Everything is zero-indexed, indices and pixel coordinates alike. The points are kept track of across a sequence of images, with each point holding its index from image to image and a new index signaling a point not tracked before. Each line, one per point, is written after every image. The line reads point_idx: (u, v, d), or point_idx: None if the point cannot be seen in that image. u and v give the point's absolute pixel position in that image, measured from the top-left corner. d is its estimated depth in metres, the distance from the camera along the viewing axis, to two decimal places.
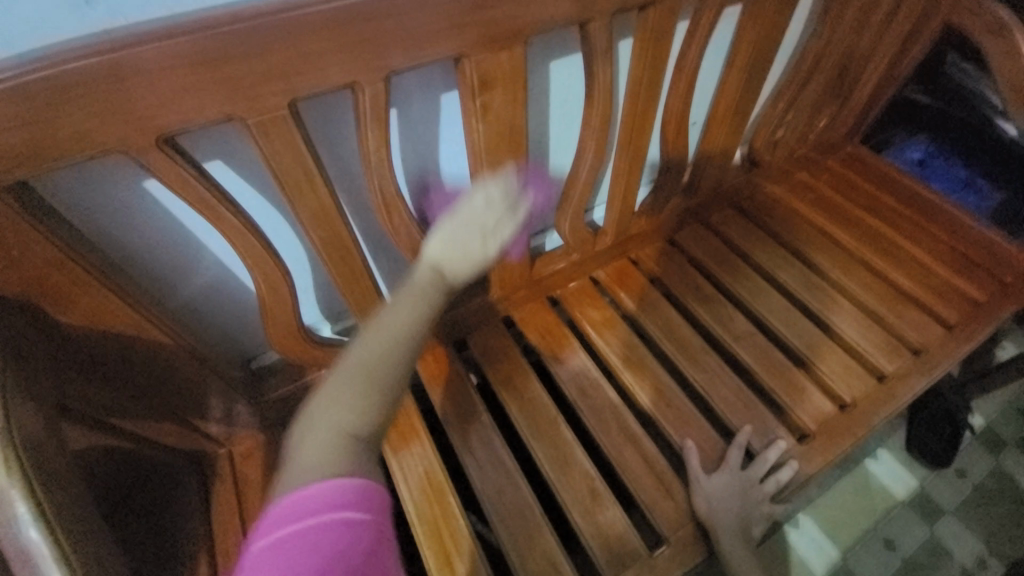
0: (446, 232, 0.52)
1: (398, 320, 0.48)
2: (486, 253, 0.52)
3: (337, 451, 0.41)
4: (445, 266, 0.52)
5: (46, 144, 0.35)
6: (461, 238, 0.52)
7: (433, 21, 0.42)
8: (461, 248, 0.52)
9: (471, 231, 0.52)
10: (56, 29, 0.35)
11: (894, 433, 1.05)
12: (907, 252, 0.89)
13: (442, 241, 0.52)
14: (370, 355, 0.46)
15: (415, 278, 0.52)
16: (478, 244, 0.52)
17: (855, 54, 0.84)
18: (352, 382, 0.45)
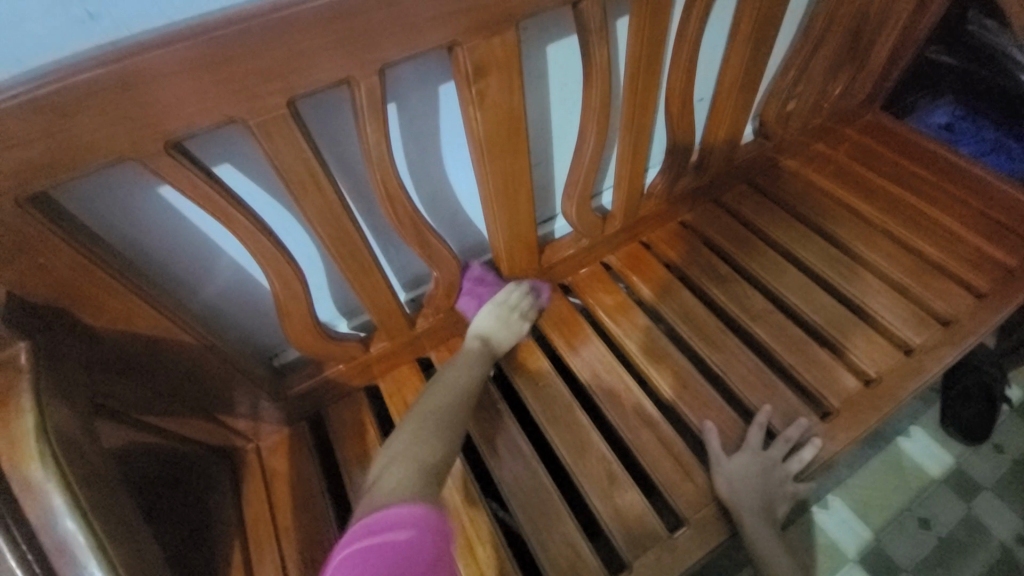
0: (491, 314, 0.73)
1: (458, 378, 0.68)
2: (522, 331, 0.75)
3: (416, 475, 0.55)
4: (491, 337, 0.73)
5: (63, 154, 0.37)
6: (503, 322, 0.73)
7: (423, 11, 0.43)
8: (504, 326, 0.73)
9: (511, 312, 0.74)
10: (66, 44, 0.37)
11: (927, 409, 1.02)
12: (933, 221, 0.86)
13: (488, 320, 0.73)
14: (437, 406, 0.64)
15: (467, 347, 0.72)
16: (516, 323, 0.74)
17: (868, 17, 0.81)
18: (426, 424, 0.61)
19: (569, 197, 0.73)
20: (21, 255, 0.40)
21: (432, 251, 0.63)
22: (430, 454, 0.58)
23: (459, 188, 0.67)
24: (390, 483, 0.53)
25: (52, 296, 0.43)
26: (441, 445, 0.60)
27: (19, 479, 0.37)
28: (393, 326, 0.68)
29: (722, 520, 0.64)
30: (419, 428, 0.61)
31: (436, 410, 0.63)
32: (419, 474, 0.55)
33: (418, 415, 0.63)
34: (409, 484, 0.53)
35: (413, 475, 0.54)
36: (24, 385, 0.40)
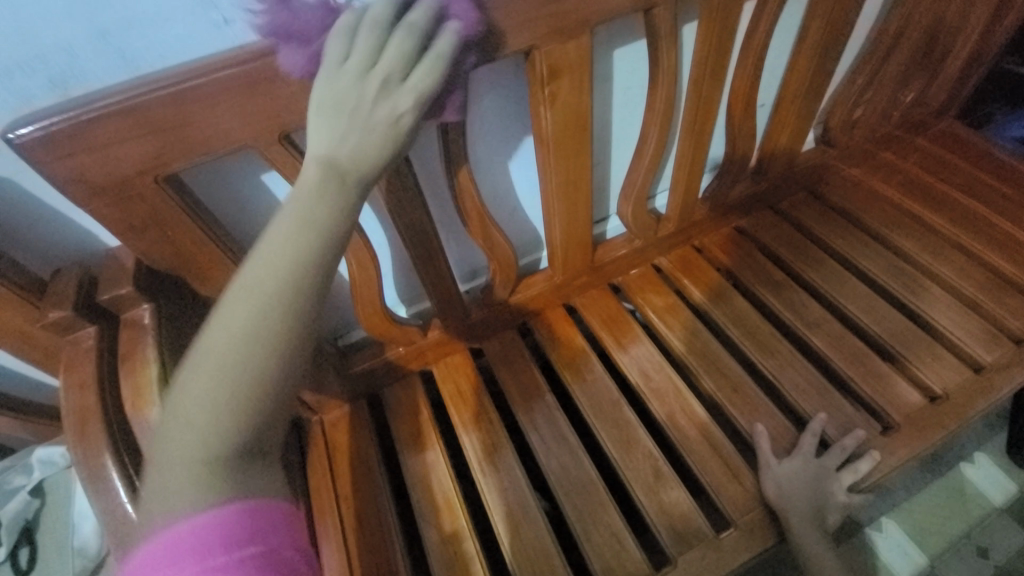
0: (320, 108, 0.38)
1: (267, 269, 0.34)
2: (390, 116, 0.37)
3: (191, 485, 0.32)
4: (339, 155, 0.37)
5: (199, 141, 0.42)
6: (347, 120, 0.37)
7: (507, 18, 0.46)
8: (355, 123, 0.37)
9: (354, 82, 0.37)
10: (196, 44, 0.42)
11: (993, 436, 0.96)
12: (1011, 236, 0.81)
13: (321, 123, 0.37)
14: (233, 324, 0.33)
15: (300, 184, 0.36)
16: (368, 100, 0.37)
17: (945, 22, 0.78)
18: (211, 367, 0.33)
19: (625, 198, 0.75)
20: (154, 229, 0.46)
21: (493, 243, 0.67)
22: (223, 431, 0.33)
23: (520, 186, 0.70)
24: (159, 497, 0.32)
25: (175, 267, 0.49)
26: (242, 405, 0.33)
27: (140, 422, 0.43)
28: (450, 313, 0.73)
29: (770, 526, 0.64)
30: (198, 369, 0.33)
31: (236, 337, 0.33)
32: (206, 473, 0.32)
33: (205, 344, 0.33)
34: (193, 492, 0.32)
35: (190, 475, 0.32)
36: (148, 339, 0.45)
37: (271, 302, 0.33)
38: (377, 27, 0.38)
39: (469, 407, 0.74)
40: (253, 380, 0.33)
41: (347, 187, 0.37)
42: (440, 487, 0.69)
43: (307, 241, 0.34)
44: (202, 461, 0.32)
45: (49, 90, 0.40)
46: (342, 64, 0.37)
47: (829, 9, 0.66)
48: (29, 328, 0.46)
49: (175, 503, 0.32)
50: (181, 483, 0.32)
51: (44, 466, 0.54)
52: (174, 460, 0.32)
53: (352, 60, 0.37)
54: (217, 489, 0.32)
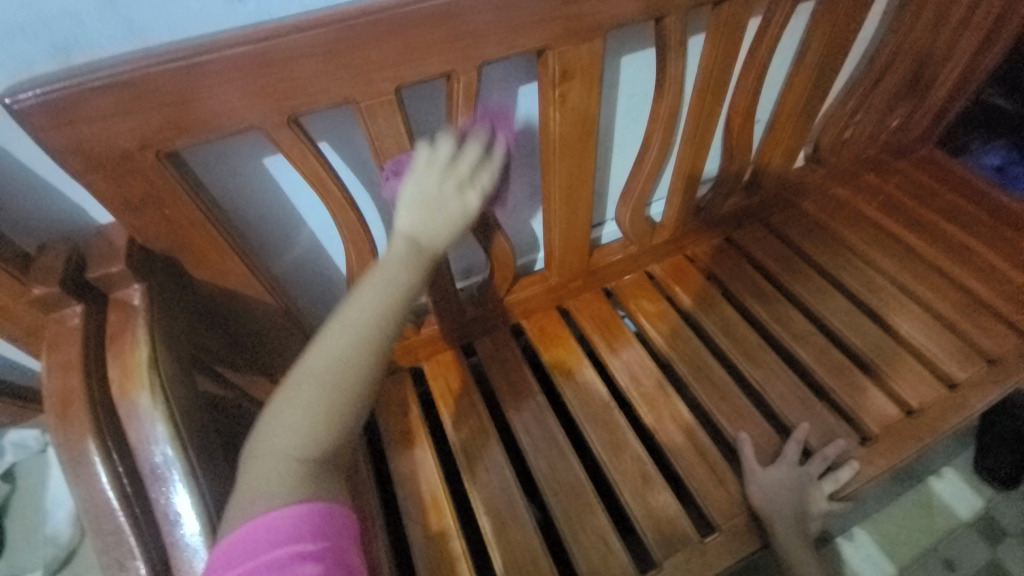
0: (410, 197, 0.50)
1: (361, 309, 0.45)
2: (465, 208, 0.51)
3: (289, 483, 0.40)
4: (420, 236, 0.50)
5: (206, 119, 0.41)
6: (433, 205, 0.50)
7: (524, 15, 0.46)
8: (439, 216, 0.50)
9: (439, 184, 0.50)
10: (208, 21, 0.41)
11: (961, 452, 1.00)
12: (985, 259, 0.85)
13: (410, 207, 0.50)
14: (330, 356, 0.44)
15: (388, 253, 0.49)
16: (453, 197, 0.51)
17: (932, 53, 0.82)
18: (307, 393, 0.43)
19: (624, 204, 0.76)
20: (150, 207, 0.44)
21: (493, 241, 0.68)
22: (313, 440, 0.42)
23: (522, 186, 0.71)
24: (249, 490, 0.40)
25: (170, 247, 0.48)
26: (326, 422, 0.43)
27: (127, 405, 0.41)
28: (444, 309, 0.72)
29: (752, 531, 0.65)
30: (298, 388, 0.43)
31: (327, 367, 0.43)
32: (294, 474, 0.41)
33: (303, 373, 0.43)
34: (279, 491, 0.40)
35: (282, 476, 0.41)
36: (138, 320, 0.43)
37: (363, 338, 0.45)
38: (442, 146, 0.51)
39: (459, 406, 0.74)
40: (342, 403, 0.43)
41: (421, 258, 0.49)
42: (427, 486, 0.68)
43: (400, 286, 0.48)
44: (294, 463, 0.41)
45: (50, 56, 0.38)
46: (428, 172, 0.50)
47: (829, 31, 0.69)
48: (14, 306, 0.43)
49: (269, 492, 0.40)
50: (271, 481, 0.40)
51: (18, 450, 0.52)
52: (280, 450, 0.41)
53: (436, 171, 0.50)
54: (294, 490, 0.40)
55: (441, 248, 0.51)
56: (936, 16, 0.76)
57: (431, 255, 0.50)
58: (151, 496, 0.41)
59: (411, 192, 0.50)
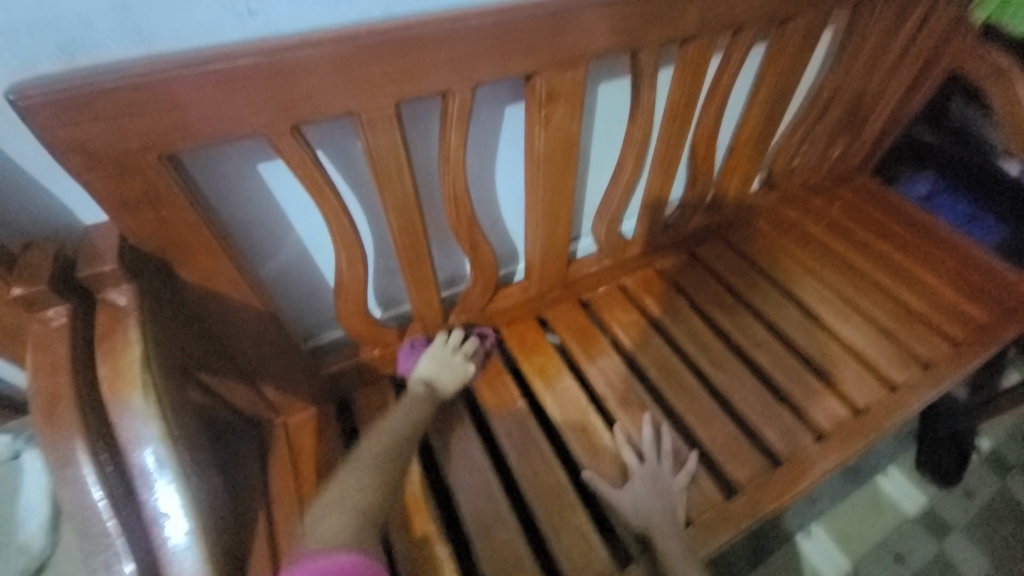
0: (429, 358, 0.74)
1: (399, 421, 0.67)
2: (465, 370, 0.75)
3: (351, 530, 0.53)
4: (434, 381, 0.73)
5: (211, 123, 0.43)
6: (446, 364, 0.74)
7: (516, 43, 0.51)
8: (447, 369, 0.74)
9: (450, 356, 0.75)
10: (218, 31, 0.43)
11: (905, 452, 1.08)
12: (915, 274, 0.96)
13: (428, 363, 0.73)
14: (381, 443, 0.64)
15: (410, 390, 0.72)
16: (459, 363, 0.75)
17: (867, 92, 0.93)
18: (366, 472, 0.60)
19: (600, 219, 0.81)
20: (148, 208, 0.45)
21: (480, 254, 0.71)
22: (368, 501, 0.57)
23: (505, 200, 0.74)
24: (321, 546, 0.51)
25: (162, 249, 0.48)
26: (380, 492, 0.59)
27: (118, 405, 0.41)
28: (429, 317, 0.74)
29: (670, 514, 0.68)
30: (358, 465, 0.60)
31: (382, 453, 0.63)
32: (355, 531, 0.53)
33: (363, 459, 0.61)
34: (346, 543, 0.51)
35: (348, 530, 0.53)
36: (131, 320, 0.43)
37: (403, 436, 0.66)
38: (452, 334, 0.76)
39: (443, 414, 0.75)
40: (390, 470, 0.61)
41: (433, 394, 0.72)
42: (412, 492, 0.69)
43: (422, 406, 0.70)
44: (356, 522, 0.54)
45: (56, 57, 0.39)
46: (444, 348, 0.75)
47: (779, 71, 0.77)
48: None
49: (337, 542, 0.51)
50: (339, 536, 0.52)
51: None
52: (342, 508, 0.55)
53: (449, 349, 0.75)
54: (354, 543, 0.51)
55: (445, 394, 0.74)
56: (870, 61, 0.87)
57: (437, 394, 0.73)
58: (142, 498, 0.40)
59: (431, 358, 0.74)
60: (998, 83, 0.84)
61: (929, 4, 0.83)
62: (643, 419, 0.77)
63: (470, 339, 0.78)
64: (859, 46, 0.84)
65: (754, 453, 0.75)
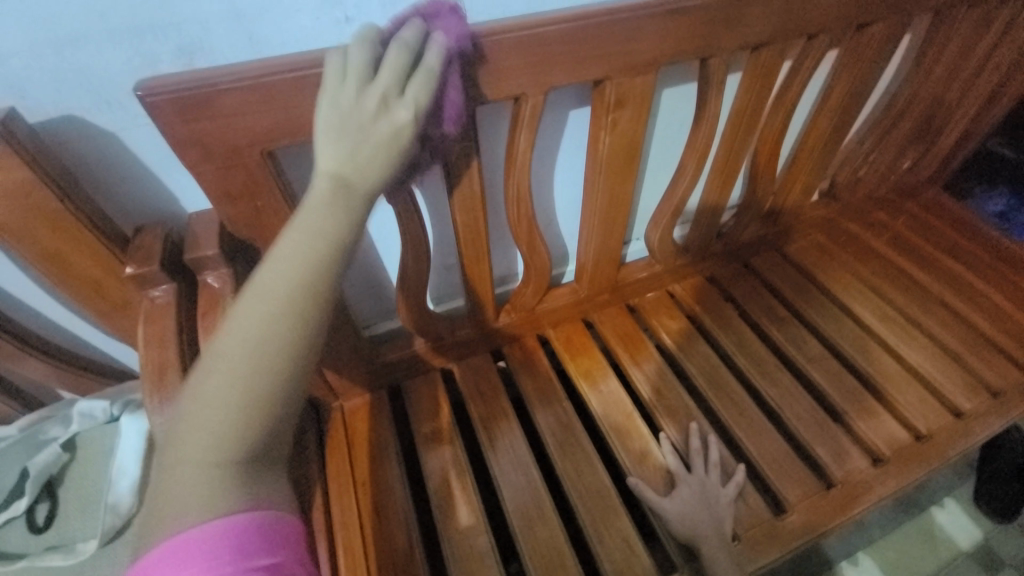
0: (335, 128, 0.40)
1: (265, 296, 0.36)
2: (394, 126, 0.40)
3: (203, 490, 0.34)
4: (348, 172, 0.40)
5: (306, 124, 0.46)
6: (354, 125, 0.40)
7: (589, 49, 0.52)
8: (362, 142, 0.40)
9: (365, 108, 0.40)
10: (317, 37, 0.46)
11: (962, 483, 1.03)
12: (990, 297, 0.90)
13: (336, 144, 0.40)
14: (249, 327, 0.36)
15: (311, 194, 0.39)
16: (379, 125, 0.40)
17: (944, 102, 0.88)
18: (233, 373, 0.35)
19: (654, 224, 0.81)
20: (246, 199, 0.49)
21: (535, 254, 0.72)
22: (232, 435, 0.35)
23: (561, 202, 0.75)
24: (163, 508, 0.34)
25: (253, 236, 0.52)
26: (252, 416, 0.36)
27: None
28: (480, 313, 0.77)
29: (716, 527, 0.67)
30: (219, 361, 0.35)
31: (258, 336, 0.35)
32: (212, 484, 0.35)
33: (224, 351, 0.36)
34: (194, 505, 0.34)
35: (197, 486, 0.34)
36: (227, 301, 0.48)
37: (282, 313, 0.36)
38: (363, 42, 0.41)
39: (489, 409, 0.77)
40: (256, 385, 0.35)
41: (354, 201, 0.40)
42: (458, 482, 0.71)
43: (303, 281, 0.37)
44: (208, 474, 0.35)
45: (176, 57, 0.43)
46: (351, 98, 0.40)
47: (852, 78, 0.75)
48: (107, 281, 0.49)
49: (190, 506, 0.34)
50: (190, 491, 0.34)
51: (83, 420, 0.56)
52: (195, 446, 0.35)
53: (357, 94, 0.40)
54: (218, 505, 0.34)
55: (376, 186, 0.41)
56: (950, 69, 0.83)
57: (365, 195, 0.40)
58: None
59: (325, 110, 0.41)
60: None
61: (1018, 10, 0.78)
62: (689, 427, 0.76)
63: (386, 57, 0.41)
64: (939, 53, 0.80)
65: (805, 472, 0.73)
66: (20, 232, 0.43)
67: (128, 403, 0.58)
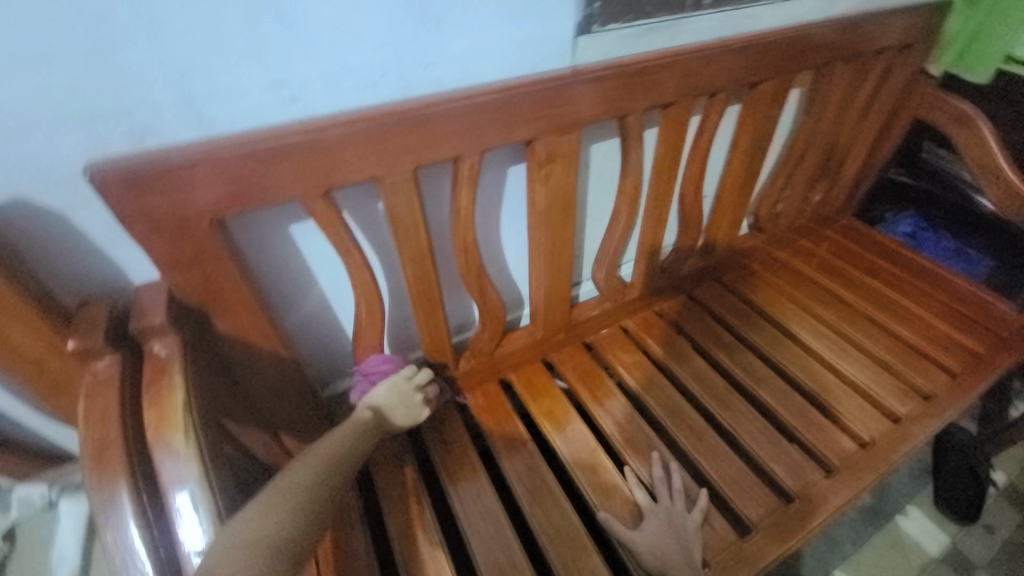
0: (388, 394, 0.69)
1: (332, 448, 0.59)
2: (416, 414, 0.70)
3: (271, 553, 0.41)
4: (384, 412, 0.68)
5: (254, 192, 0.49)
6: (398, 399, 0.69)
7: (516, 113, 0.58)
8: (399, 403, 0.69)
9: (412, 393, 0.70)
10: (264, 114, 0.50)
11: (921, 489, 1.07)
12: (908, 309, 0.99)
13: (384, 395, 0.68)
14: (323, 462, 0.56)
15: (354, 417, 0.65)
16: (416, 404, 0.70)
17: (838, 143, 1.01)
18: (288, 495, 0.48)
19: (599, 264, 0.86)
20: (195, 266, 0.50)
21: (488, 300, 0.76)
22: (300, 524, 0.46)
23: (510, 250, 0.80)
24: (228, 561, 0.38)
25: (203, 301, 0.53)
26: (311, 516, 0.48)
27: (161, 447, 0.44)
28: (440, 363, 0.78)
29: (686, 555, 0.68)
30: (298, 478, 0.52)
31: (307, 481, 0.52)
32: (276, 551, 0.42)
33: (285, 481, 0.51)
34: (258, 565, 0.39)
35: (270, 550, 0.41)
36: (174, 367, 0.48)
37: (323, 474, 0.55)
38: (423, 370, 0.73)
39: (455, 460, 0.77)
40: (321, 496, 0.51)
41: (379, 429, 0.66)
42: (426, 540, 0.69)
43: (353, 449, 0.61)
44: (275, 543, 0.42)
45: (125, 137, 0.45)
46: (407, 382, 0.70)
47: (754, 126, 0.85)
48: (47, 357, 0.48)
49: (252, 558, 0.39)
50: (254, 544, 0.41)
51: (21, 506, 0.55)
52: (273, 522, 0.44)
53: (412, 386, 0.71)
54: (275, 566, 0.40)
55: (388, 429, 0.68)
56: (837, 114, 0.95)
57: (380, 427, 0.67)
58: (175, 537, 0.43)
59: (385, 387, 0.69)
60: (962, 127, 0.94)
61: (883, 64, 0.93)
62: (654, 457, 0.78)
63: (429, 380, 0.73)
64: (826, 102, 0.92)
65: (764, 489, 0.76)
66: None
67: (67, 485, 0.57)
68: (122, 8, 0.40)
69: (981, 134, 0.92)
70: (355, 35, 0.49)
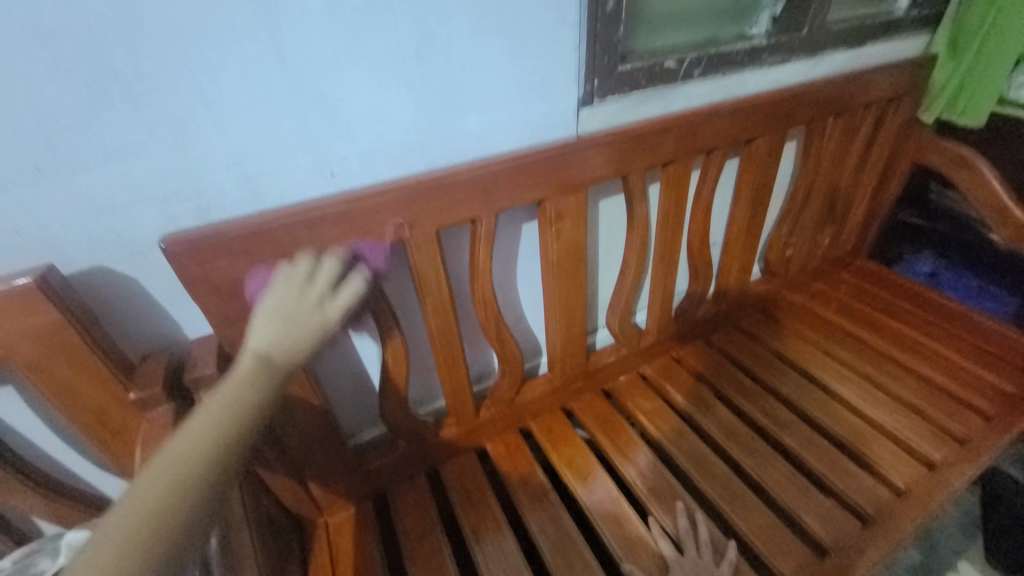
0: (269, 316, 0.50)
1: (206, 423, 0.41)
2: (320, 321, 0.51)
3: None
4: (269, 349, 0.48)
5: (298, 256, 0.56)
6: (288, 313, 0.50)
7: (527, 178, 0.65)
8: (291, 323, 0.50)
9: (310, 295, 0.52)
10: (309, 190, 0.58)
11: (972, 543, 0.99)
12: (933, 349, 0.98)
13: (268, 328, 0.49)
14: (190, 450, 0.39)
15: (235, 368, 0.46)
16: (315, 309, 0.52)
17: (840, 189, 1.06)
18: (135, 525, 0.35)
19: (613, 312, 0.90)
20: (243, 322, 0.56)
21: (506, 348, 0.79)
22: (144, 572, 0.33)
23: (526, 300, 0.85)
24: None
25: (247, 354, 0.58)
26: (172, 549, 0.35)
27: None
28: (461, 411, 0.80)
29: None
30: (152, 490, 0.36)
31: (160, 496, 0.36)
32: None
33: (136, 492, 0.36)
34: None
35: None
36: None
37: (183, 478, 0.37)
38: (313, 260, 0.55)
39: (477, 510, 0.77)
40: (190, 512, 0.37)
41: (274, 369, 0.47)
42: None
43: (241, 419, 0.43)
44: None
45: (193, 213, 0.53)
46: (296, 288, 0.52)
47: (754, 177, 0.90)
48: (108, 407, 0.53)
49: None
50: None
51: (69, 550, 0.55)
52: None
53: (307, 288, 0.52)
54: None
55: (292, 358, 0.49)
56: (835, 164, 1.00)
57: (278, 364, 0.48)
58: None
59: (267, 309, 0.50)
60: (961, 169, 0.97)
61: (875, 116, 0.98)
62: (679, 506, 0.76)
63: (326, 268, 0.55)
64: (822, 153, 0.97)
65: (795, 541, 0.73)
66: (40, 365, 0.49)
67: None
68: (201, 111, 0.49)
69: (983, 176, 0.95)
70: (386, 118, 0.57)
